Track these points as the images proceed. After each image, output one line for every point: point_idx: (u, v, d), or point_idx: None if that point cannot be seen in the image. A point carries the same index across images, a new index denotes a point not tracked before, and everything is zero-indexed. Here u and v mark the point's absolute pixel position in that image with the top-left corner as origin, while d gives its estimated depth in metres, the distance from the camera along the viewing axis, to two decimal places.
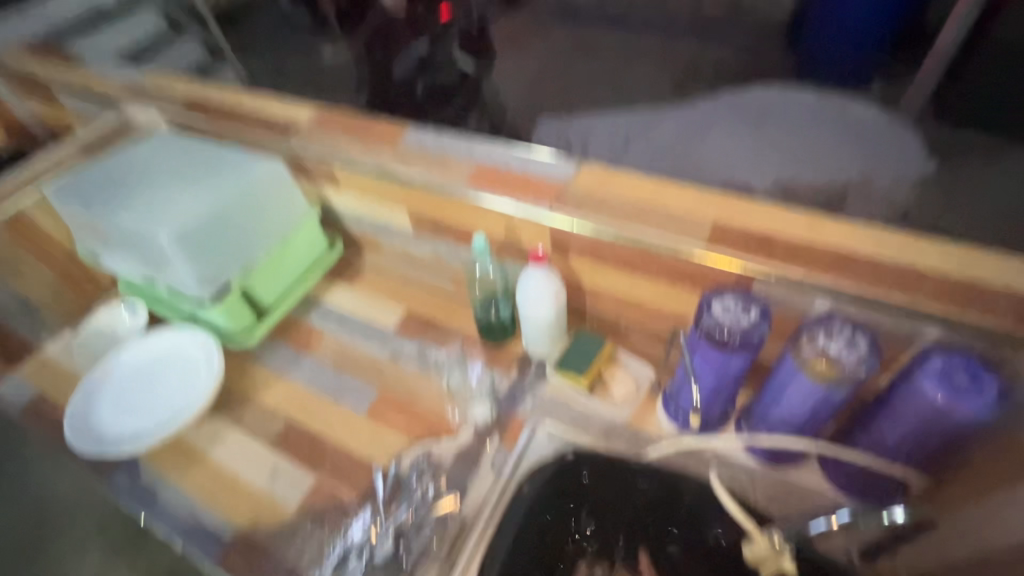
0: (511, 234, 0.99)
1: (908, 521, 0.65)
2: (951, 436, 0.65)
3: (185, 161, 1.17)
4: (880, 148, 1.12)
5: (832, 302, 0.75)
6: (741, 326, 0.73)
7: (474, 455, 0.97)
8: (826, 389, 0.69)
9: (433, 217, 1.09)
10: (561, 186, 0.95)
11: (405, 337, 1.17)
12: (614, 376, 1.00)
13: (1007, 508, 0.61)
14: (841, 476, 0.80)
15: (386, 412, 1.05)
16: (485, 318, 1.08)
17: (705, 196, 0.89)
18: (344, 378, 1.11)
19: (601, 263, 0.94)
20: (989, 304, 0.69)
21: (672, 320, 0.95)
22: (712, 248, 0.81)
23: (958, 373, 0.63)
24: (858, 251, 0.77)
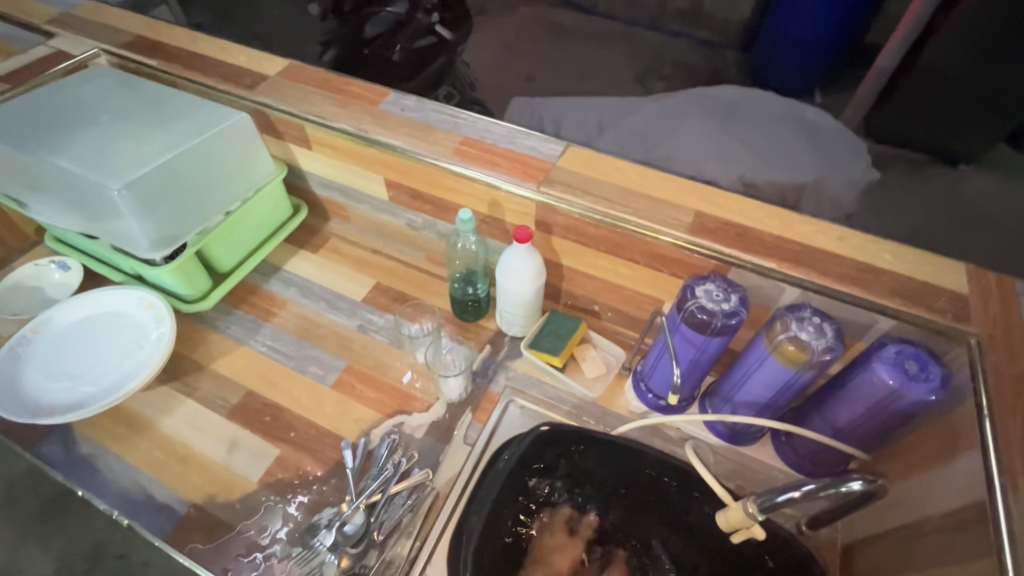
0: (495, 210, 0.99)
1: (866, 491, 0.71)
2: (896, 417, 0.72)
3: (132, 105, 1.06)
4: (824, 157, 1.29)
5: (801, 293, 0.80)
6: (722, 310, 0.75)
7: (446, 429, 0.97)
8: (793, 371, 0.75)
9: (411, 187, 1.05)
10: (548, 165, 0.95)
11: (375, 310, 1.14)
12: (585, 356, 1.03)
13: (938, 481, 0.71)
14: (791, 453, 0.87)
15: (354, 385, 1.02)
16: (463, 295, 1.07)
17: (687, 186, 0.92)
18: (310, 349, 1.07)
19: (582, 244, 0.95)
20: (932, 302, 0.76)
21: (644, 303, 0.99)
22: (694, 237, 0.85)
23: (910, 362, 0.70)
24: (822, 248, 0.83)
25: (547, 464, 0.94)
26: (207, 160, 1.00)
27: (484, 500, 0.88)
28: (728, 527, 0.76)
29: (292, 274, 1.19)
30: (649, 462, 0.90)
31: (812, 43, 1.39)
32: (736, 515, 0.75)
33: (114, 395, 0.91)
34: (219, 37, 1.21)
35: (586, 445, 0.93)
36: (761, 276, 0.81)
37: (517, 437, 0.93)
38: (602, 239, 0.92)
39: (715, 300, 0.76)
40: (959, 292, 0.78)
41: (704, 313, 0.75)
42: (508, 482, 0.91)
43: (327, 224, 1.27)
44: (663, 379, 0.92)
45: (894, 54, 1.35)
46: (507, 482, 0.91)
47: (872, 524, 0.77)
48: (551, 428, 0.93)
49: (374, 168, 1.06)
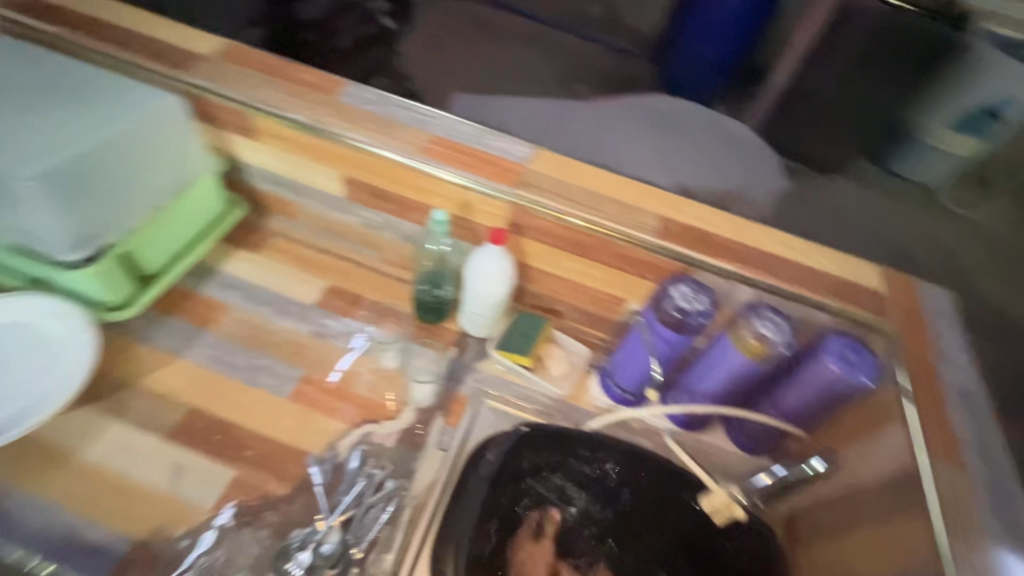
0: (465, 211, 0.97)
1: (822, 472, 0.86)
2: (838, 400, 0.83)
3: (33, 83, 0.91)
4: (747, 164, 1.42)
5: (753, 292, 0.86)
6: (694, 313, 0.83)
7: (418, 435, 0.95)
8: (755, 364, 0.83)
9: (373, 184, 1.00)
10: (520, 167, 0.95)
11: (330, 314, 1.07)
12: (551, 355, 1.06)
13: (872, 450, 0.83)
14: (741, 434, 0.94)
15: (314, 395, 0.96)
16: (430, 297, 1.05)
17: (650, 192, 0.98)
18: (260, 359, 0.98)
19: (554, 246, 0.97)
20: (860, 299, 0.88)
21: (609, 303, 1.03)
22: (661, 240, 0.90)
23: (849, 352, 0.81)
24: (770, 251, 0.92)
25: (528, 482, 0.91)
26: (134, 149, 0.89)
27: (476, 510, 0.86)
28: (710, 510, 0.87)
29: (232, 277, 1.09)
30: (625, 463, 0.92)
31: (718, 58, 1.44)
32: (719, 497, 0.86)
33: (43, 413, 0.82)
34: (135, 6, 1.06)
35: (571, 457, 0.93)
36: (717, 277, 0.87)
37: (501, 440, 0.94)
38: (573, 241, 0.94)
39: (688, 302, 0.85)
40: (877, 290, 0.91)
41: (681, 313, 0.84)
42: (494, 496, 0.88)
43: (268, 222, 1.17)
44: (629, 375, 0.98)
45: (788, 71, 1.46)
46: (494, 494, 0.89)
47: (814, 496, 0.87)
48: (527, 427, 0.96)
49: (332, 164, 1.00)
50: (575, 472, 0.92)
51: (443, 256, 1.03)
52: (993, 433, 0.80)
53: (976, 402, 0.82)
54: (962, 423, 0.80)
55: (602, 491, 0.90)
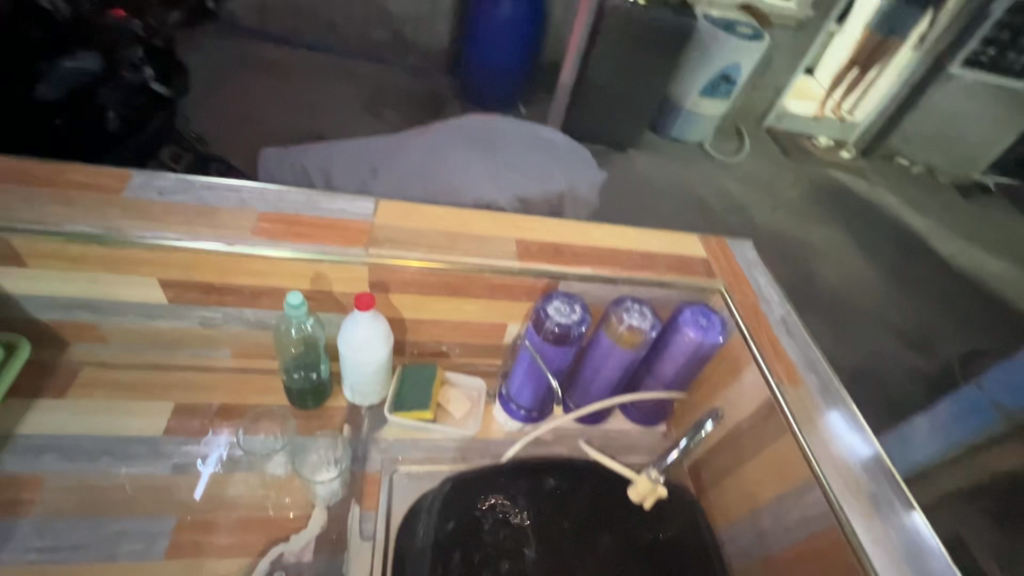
0: (320, 284, 0.91)
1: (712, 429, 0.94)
2: (702, 358, 0.95)
3: None
4: (571, 164, 1.46)
5: (615, 288, 0.97)
6: (573, 324, 0.88)
7: (335, 535, 0.87)
8: (633, 351, 0.91)
9: (200, 281, 0.88)
10: (366, 226, 0.92)
11: (189, 439, 0.92)
12: (449, 397, 1.04)
13: (733, 393, 0.94)
14: (636, 413, 1.05)
15: (197, 540, 0.82)
16: (304, 382, 0.96)
17: (498, 217, 1.02)
18: (111, 524, 0.81)
19: (423, 295, 0.95)
20: (693, 268, 1.03)
21: (490, 331, 1.05)
22: (523, 262, 0.94)
23: (700, 317, 0.93)
24: (615, 246, 1.02)
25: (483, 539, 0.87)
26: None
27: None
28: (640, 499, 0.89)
29: (40, 436, 0.87)
30: (558, 482, 0.93)
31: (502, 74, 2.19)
32: (644, 485, 0.89)
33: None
34: None
35: (511, 498, 0.91)
36: (584, 281, 0.96)
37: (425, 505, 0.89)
38: (441, 284, 0.94)
39: (563, 315, 0.88)
40: (702, 256, 1.06)
41: (560, 327, 0.87)
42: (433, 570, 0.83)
43: (69, 354, 0.96)
44: (529, 393, 1.00)
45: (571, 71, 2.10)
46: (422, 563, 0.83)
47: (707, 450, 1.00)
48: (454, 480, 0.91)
49: (141, 272, 0.85)
50: (530, 512, 0.90)
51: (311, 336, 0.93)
52: (815, 348, 0.95)
53: (794, 327, 0.98)
54: (793, 350, 0.94)
55: (551, 520, 0.91)
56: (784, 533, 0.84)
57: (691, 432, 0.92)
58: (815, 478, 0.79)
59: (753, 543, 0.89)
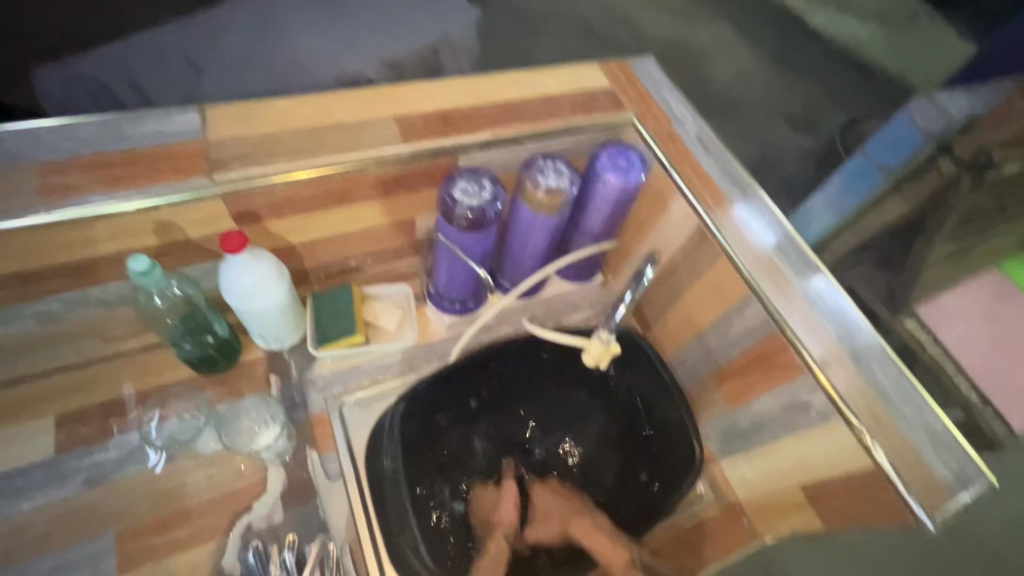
0: (170, 235, 0.73)
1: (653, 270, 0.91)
2: (628, 202, 0.89)
3: None
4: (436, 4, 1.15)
5: (526, 150, 0.85)
6: (486, 203, 0.77)
7: (301, 487, 0.81)
8: (557, 215, 0.83)
9: (6, 273, 0.68)
10: (201, 148, 0.72)
11: (92, 448, 0.79)
12: (377, 313, 0.95)
13: (664, 229, 0.91)
14: (573, 272, 1.01)
15: (149, 543, 0.74)
16: (202, 350, 0.84)
17: (366, 96, 0.82)
18: (39, 564, 0.71)
19: (305, 213, 0.79)
20: (600, 103, 0.92)
21: (400, 231, 0.92)
22: (412, 143, 0.79)
23: (620, 159, 0.85)
24: (511, 98, 0.88)
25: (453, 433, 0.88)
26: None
27: (394, 509, 0.79)
28: (595, 362, 0.88)
29: None
30: (509, 361, 0.90)
31: None
32: (597, 348, 0.87)
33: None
34: None
35: (470, 392, 0.88)
36: (486, 150, 0.83)
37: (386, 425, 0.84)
38: (323, 194, 0.78)
39: (471, 195, 0.76)
40: (606, 87, 0.95)
41: (473, 210, 0.77)
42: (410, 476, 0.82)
43: None
44: (460, 286, 0.93)
45: None
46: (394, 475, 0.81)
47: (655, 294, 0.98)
48: (406, 400, 0.84)
49: None
50: (497, 393, 0.91)
51: (186, 298, 0.79)
52: (733, 159, 0.91)
53: (711, 142, 0.92)
54: (711, 164, 0.89)
55: (517, 398, 0.92)
56: (732, 347, 0.85)
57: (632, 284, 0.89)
58: (749, 291, 0.79)
59: (703, 362, 0.91)
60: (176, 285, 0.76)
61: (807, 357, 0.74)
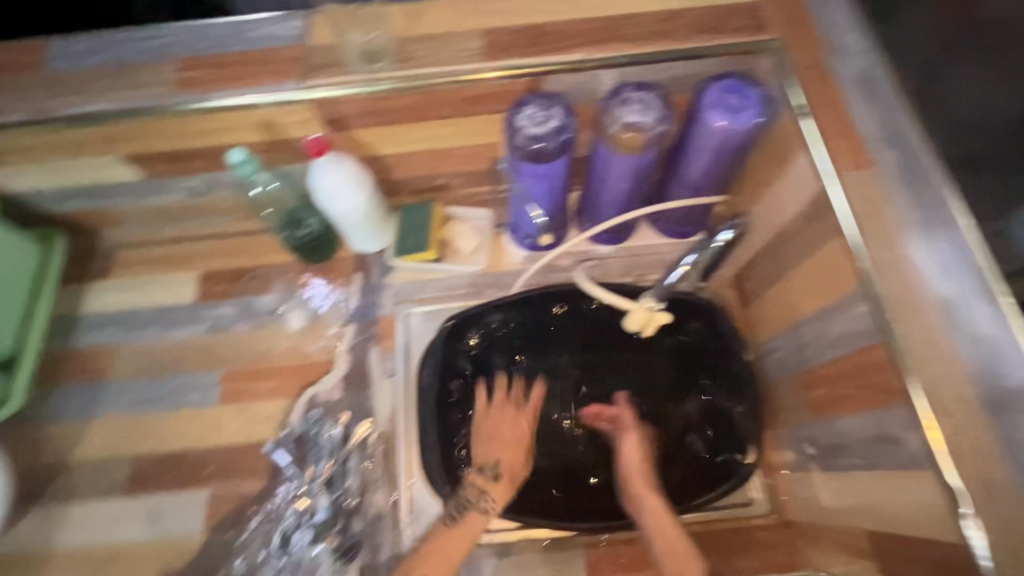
0: (272, 133, 0.80)
1: (796, 225, 0.72)
2: (732, 151, 0.72)
3: None
4: None
5: (633, 70, 0.73)
6: (549, 133, 0.68)
7: (360, 376, 0.92)
8: (639, 157, 0.72)
9: (161, 151, 0.83)
10: (298, 52, 0.76)
11: (218, 302, 0.97)
12: (456, 234, 0.96)
13: (783, 190, 0.73)
14: (669, 225, 0.91)
15: (243, 389, 0.92)
16: (297, 239, 0.93)
17: (458, 7, 0.77)
18: (172, 380, 0.93)
19: (386, 124, 0.81)
20: (734, 22, 0.73)
21: (483, 154, 0.89)
22: (493, 63, 0.74)
23: (730, 96, 0.68)
24: (620, 12, 0.75)
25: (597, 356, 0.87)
26: None
27: (432, 430, 0.83)
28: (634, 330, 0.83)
29: (97, 314, 0.98)
30: (566, 305, 0.86)
31: None
32: (634, 321, 0.82)
33: None
34: None
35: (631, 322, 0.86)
36: (572, 75, 0.74)
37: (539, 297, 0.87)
38: (403, 109, 0.78)
39: (536, 122, 0.68)
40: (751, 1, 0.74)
41: (536, 140, 0.69)
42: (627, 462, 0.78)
43: (101, 239, 1.01)
44: (530, 222, 0.90)
45: None
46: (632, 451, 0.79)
47: (770, 263, 0.80)
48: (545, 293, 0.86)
49: (102, 149, 0.82)
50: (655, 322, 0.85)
51: (281, 192, 0.88)
52: (906, 110, 0.67)
53: (878, 86, 0.69)
54: (868, 106, 0.68)
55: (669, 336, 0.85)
56: (827, 348, 0.69)
57: (700, 247, 0.81)
58: (917, 265, 0.60)
59: (793, 357, 0.77)
60: (268, 181, 0.85)
61: (964, 347, 0.56)
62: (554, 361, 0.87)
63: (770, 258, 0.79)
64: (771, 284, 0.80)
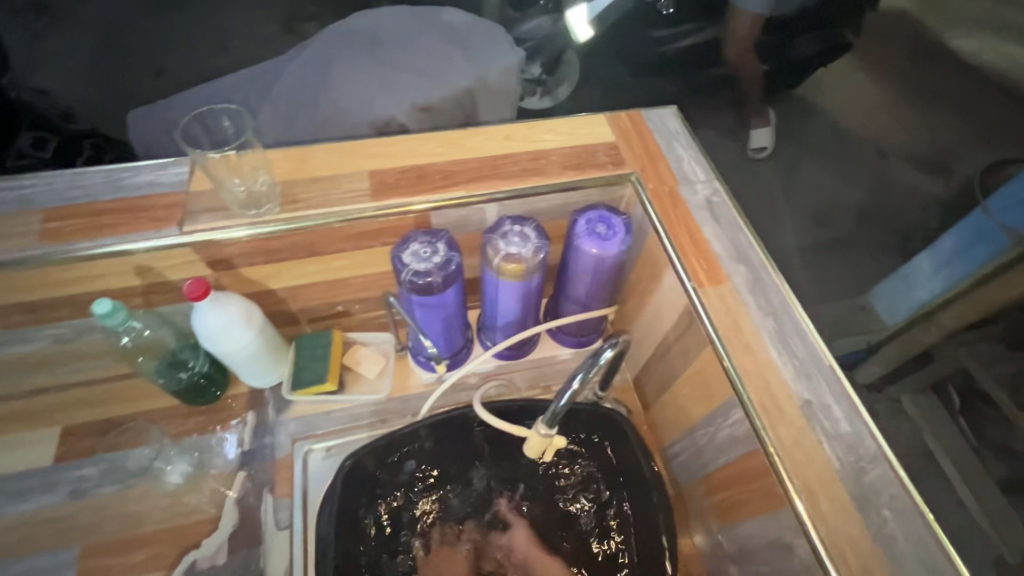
0: (149, 277, 0.77)
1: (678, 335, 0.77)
2: (609, 271, 0.78)
3: None
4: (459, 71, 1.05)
5: (512, 203, 0.80)
6: (434, 266, 0.71)
7: (251, 531, 0.82)
8: (525, 281, 0.76)
9: (17, 301, 0.75)
10: (180, 198, 0.76)
11: (82, 461, 0.86)
12: (358, 358, 0.94)
13: (661, 302, 0.79)
14: (568, 335, 0.94)
15: (106, 566, 0.79)
16: (179, 383, 0.86)
17: (346, 152, 0.82)
18: (13, 567, 0.78)
19: (275, 261, 0.81)
20: (595, 160, 0.83)
21: (380, 281, 0.90)
22: (380, 201, 0.77)
23: (599, 224, 0.75)
24: (496, 154, 0.83)
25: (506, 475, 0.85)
26: None
27: None
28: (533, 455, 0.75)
29: None
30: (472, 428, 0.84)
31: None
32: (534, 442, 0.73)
33: None
34: None
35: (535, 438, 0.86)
36: (456, 208, 0.79)
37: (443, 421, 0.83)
38: (293, 246, 0.79)
39: (420, 257, 0.70)
40: (608, 142, 0.85)
41: (421, 273, 0.71)
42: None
43: None
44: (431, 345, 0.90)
45: None
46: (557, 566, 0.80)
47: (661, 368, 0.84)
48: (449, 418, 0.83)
49: None
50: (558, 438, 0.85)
51: (158, 337, 0.82)
52: (746, 231, 0.77)
53: (723, 210, 0.79)
54: (716, 231, 0.77)
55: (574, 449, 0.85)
56: (719, 453, 0.72)
57: (585, 364, 0.68)
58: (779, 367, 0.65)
59: (694, 461, 0.78)
60: (141, 327, 0.79)
61: (828, 449, 0.60)
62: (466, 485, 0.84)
63: (661, 363, 0.83)
64: (665, 388, 0.84)
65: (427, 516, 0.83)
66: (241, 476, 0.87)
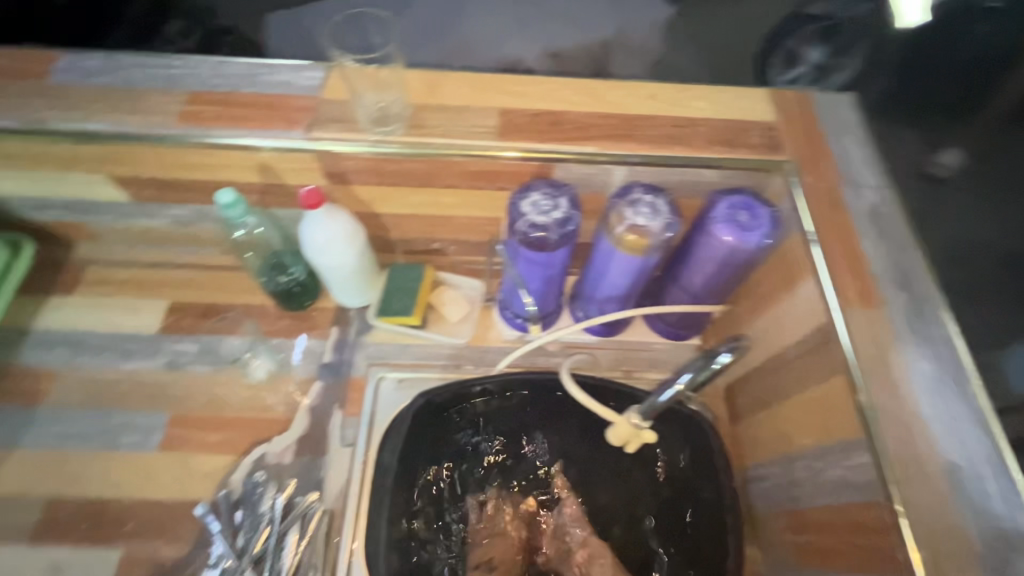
0: (269, 176, 0.78)
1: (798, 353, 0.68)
2: (738, 266, 0.70)
3: None
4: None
5: (647, 172, 0.72)
6: (552, 222, 0.67)
7: (317, 440, 0.85)
8: (642, 258, 0.70)
9: (151, 177, 0.79)
10: (310, 103, 0.75)
11: (182, 337, 0.91)
12: (444, 300, 0.92)
13: (787, 312, 0.70)
14: (664, 325, 0.88)
15: (186, 437, 0.84)
16: (276, 286, 0.88)
17: (480, 84, 0.77)
18: (112, 417, 0.85)
19: (387, 184, 0.79)
20: (750, 139, 0.73)
21: (483, 225, 0.87)
22: (505, 142, 0.73)
23: (740, 213, 0.67)
24: (639, 113, 0.74)
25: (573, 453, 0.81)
26: None
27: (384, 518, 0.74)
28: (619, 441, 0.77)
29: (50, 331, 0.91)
30: (546, 395, 0.82)
31: None
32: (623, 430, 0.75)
33: None
34: None
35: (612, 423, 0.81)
36: (584, 165, 0.72)
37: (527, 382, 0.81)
38: (408, 173, 0.76)
39: (541, 210, 0.67)
40: (766, 122, 0.74)
41: (537, 227, 0.67)
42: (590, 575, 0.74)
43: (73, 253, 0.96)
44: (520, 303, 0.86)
45: None
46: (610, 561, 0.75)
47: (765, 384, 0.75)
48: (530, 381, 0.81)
49: (91, 168, 0.78)
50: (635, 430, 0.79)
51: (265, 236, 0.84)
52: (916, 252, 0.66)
53: (891, 223, 0.68)
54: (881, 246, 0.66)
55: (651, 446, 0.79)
56: (819, 492, 0.64)
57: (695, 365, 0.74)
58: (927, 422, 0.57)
59: (782, 490, 0.71)
60: (254, 224, 0.81)
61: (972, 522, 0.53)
62: (531, 452, 0.81)
63: (768, 379, 0.74)
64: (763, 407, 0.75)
65: (485, 473, 0.80)
66: (317, 385, 0.89)
